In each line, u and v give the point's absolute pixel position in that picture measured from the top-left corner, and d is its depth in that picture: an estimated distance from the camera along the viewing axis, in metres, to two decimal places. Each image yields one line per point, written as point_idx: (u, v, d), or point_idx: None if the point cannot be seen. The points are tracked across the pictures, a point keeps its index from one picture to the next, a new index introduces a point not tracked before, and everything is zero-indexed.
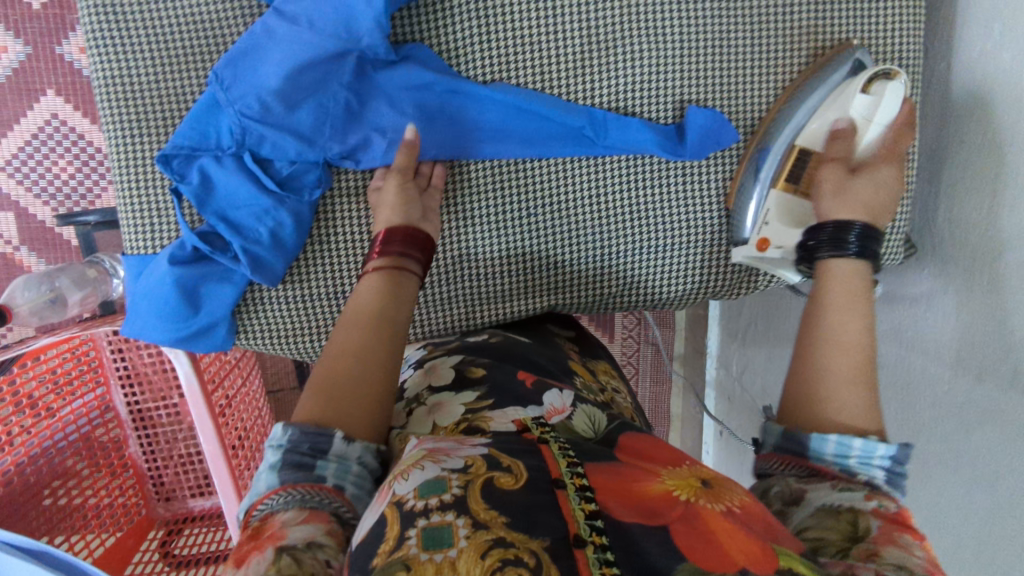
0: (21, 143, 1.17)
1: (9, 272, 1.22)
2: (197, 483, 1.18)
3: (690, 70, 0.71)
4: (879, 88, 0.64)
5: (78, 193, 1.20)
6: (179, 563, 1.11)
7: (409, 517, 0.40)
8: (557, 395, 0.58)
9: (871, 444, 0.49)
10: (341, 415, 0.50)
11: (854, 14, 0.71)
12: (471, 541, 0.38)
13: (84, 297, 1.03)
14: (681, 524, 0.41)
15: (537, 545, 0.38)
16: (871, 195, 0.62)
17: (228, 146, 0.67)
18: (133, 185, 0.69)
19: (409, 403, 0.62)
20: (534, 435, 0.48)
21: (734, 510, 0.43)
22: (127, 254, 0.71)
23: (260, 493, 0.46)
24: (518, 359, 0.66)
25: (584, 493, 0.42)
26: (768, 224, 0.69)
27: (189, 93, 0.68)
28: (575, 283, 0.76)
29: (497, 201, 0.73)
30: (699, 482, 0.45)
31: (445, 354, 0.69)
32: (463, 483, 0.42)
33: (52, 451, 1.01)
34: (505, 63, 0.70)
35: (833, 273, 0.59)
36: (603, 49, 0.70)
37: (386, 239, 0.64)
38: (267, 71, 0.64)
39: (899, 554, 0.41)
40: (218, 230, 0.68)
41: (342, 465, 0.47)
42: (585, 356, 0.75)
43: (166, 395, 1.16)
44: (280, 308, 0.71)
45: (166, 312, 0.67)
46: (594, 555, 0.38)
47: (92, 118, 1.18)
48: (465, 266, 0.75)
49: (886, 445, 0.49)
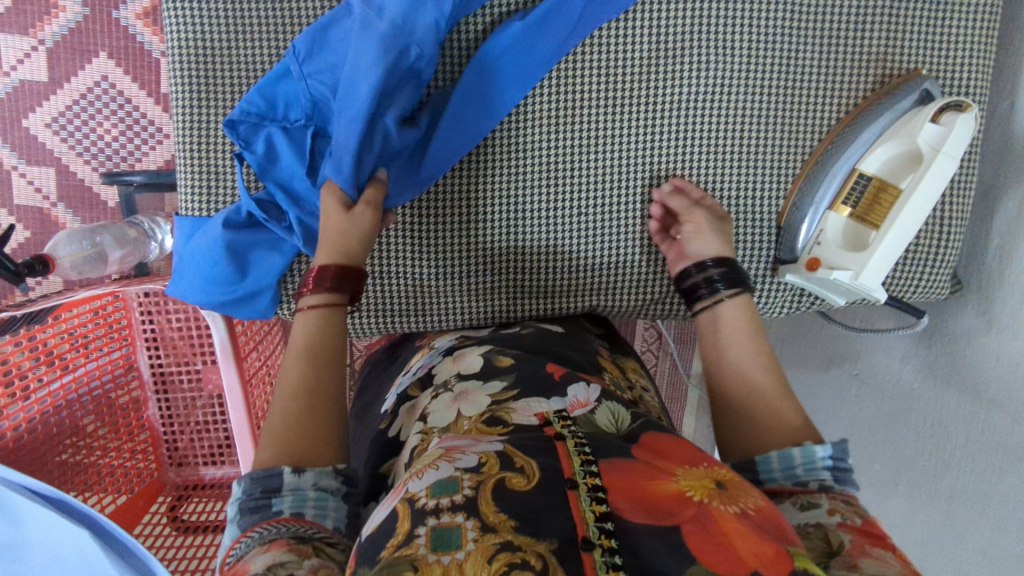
0: (69, 102, 1.19)
1: (44, 227, 1.23)
2: (210, 451, 1.18)
3: (750, 89, 0.71)
4: (950, 119, 0.63)
5: (120, 155, 1.22)
6: (186, 528, 1.11)
7: (420, 515, 0.41)
8: (583, 389, 0.57)
9: (810, 448, 0.53)
10: (293, 450, 0.52)
11: (926, 47, 0.71)
12: (478, 544, 0.38)
13: (125, 254, 1.04)
14: (693, 525, 0.40)
15: (544, 548, 0.38)
16: (709, 236, 0.69)
17: (298, 120, 0.68)
18: (193, 147, 0.70)
19: (436, 389, 0.62)
20: (555, 430, 0.48)
21: (749, 513, 0.42)
22: (180, 214, 0.72)
23: (228, 546, 0.48)
24: (546, 351, 0.66)
25: (595, 494, 0.42)
26: (822, 245, 0.69)
27: (261, 63, 0.69)
28: (557, 285, 0.77)
29: (488, 187, 0.73)
30: (714, 483, 0.44)
31: (474, 344, 0.70)
32: (475, 484, 0.42)
33: (75, 404, 1.01)
34: (575, 61, 0.71)
35: (728, 313, 0.65)
36: (670, 57, 0.70)
37: (318, 277, 0.62)
38: (342, 57, 0.65)
39: (876, 565, 0.42)
40: (274, 199, 0.69)
41: (298, 496, 0.49)
42: (614, 354, 0.75)
43: (189, 360, 1.17)
44: None
45: (215, 276, 0.68)
46: (601, 558, 0.38)
47: (142, 83, 1.20)
48: (510, 259, 0.76)
49: (824, 446, 0.53)
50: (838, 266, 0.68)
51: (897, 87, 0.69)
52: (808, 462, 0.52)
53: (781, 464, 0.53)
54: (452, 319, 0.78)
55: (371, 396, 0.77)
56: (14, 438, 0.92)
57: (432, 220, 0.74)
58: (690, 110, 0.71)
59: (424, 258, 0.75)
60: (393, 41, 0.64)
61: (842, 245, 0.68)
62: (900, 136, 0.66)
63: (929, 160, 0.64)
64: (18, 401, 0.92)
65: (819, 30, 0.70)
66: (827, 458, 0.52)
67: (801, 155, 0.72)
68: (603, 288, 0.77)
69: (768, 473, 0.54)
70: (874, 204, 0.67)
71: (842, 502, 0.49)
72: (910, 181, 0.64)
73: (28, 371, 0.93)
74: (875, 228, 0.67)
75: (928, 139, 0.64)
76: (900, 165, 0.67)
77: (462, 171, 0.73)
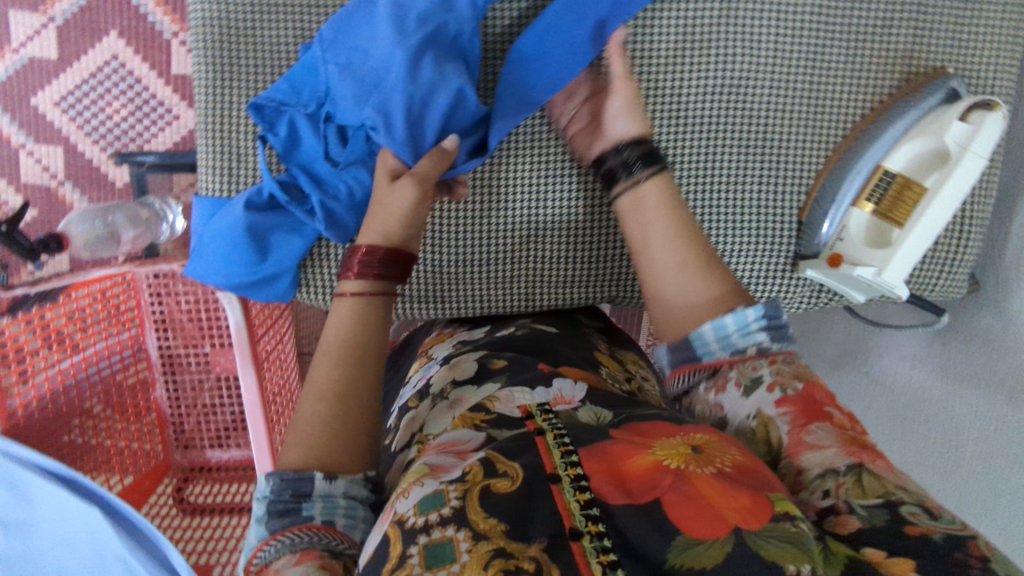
0: (78, 81, 1.18)
1: (52, 207, 1.22)
2: (217, 433, 1.19)
3: (787, 83, 0.71)
4: (978, 117, 0.63)
5: (127, 135, 1.21)
6: (192, 510, 1.14)
7: (411, 535, 0.40)
8: (569, 385, 0.57)
9: (741, 314, 0.52)
10: (324, 457, 0.52)
11: (955, 47, 0.71)
12: (473, 554, 0.37)
13: (137, 234, 1.04)
14: (672, 493, 0.39)
15: (535, 550, 0.37)
16: (633, 111, 0.65)
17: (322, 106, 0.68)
18: (217, 130, 0.70)
19: (433, 399, 0.62)
20: (535, 426, 0.47)
21: (726, 471, 0.41)
22: (200, 195, 0.72)
23: (253, 547, 0.48)
24: (539, 351, 0.66)
25: (578, 484, 0.41)
26: (844, 241, 0.69)
27: (286, 46, 0.69)
28: (592, 275, 0.77)
29: (529, 176, 0.73)
30: (690, 449, 0.43)
31: (469, 351, 0.69)
32: (461, 494, 0.41)
33: (83, 383, 1.00)
34: None
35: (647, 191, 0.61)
36: (695, 48, 0.70)
37: (365, 261, 0.61)
38: (370, 40, 0.64)
39: (820, 458, 0.44)
40: (297, 181, 0.69)
41: (328, 503, 0.49)
42: (612, 346, 0.75)
43: (197, 343, 1.16)
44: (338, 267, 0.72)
45: (234, 257, 0.68)
46: (591, 545, 0.38)
47: (152, 64, 1.19)
48: (529, 247, 0.76)
49: (755, 308, 0.52)
50: (858, 261, 0.68)
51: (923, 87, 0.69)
52: (744, 330, 0.52)
53: (718, 340, 0.52)
54: (469, 307, 0.78)
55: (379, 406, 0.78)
56: (25, 415, 0.91)
57: (472, 206, 0.74)
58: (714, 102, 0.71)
59: (442, 245, 0.75)
60: (427, 20, 0.64)
61: (865, 242, 0.68)
62: (925, 132, 0.66)
63: (957, 159, 0.63)
64: (19, 384, 0.89)
65: (850, 25, 0.70)
66: (759, 319, 0.52)
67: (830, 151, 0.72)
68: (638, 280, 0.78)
69: (707, 351, 0.53)
70: (897, 203, 0.67)
71: (782, 364, 0.50)
72: (935, 179, 0.64)
73: (24, 345, 0.89)
74: (899, 225, 0.66)
75: (956, 137, 0.64)
76: (923, 162, 0.66)
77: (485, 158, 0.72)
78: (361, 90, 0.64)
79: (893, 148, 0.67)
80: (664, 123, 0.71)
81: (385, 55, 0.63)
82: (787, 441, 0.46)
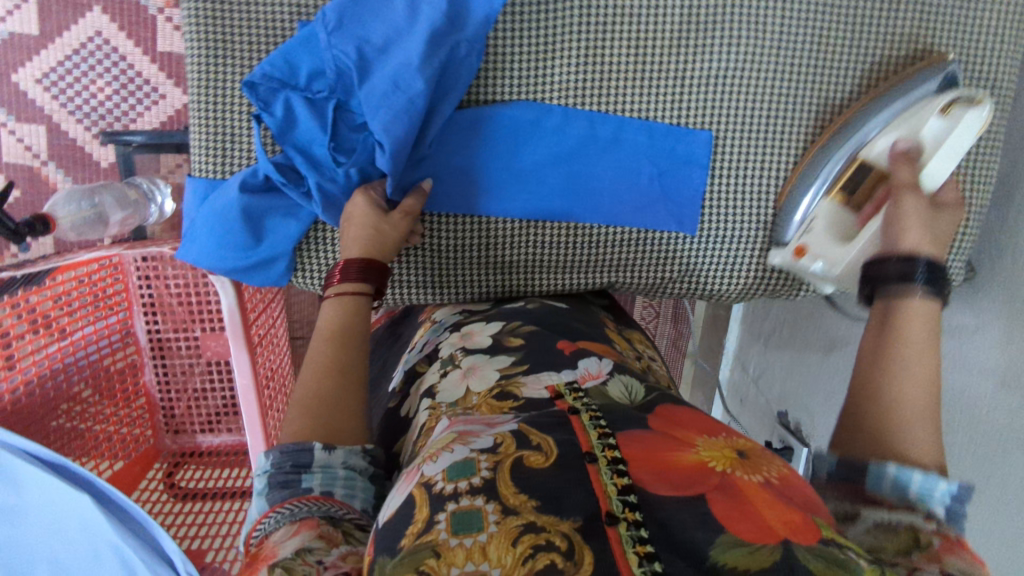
0: (61, 58, 1.15)
1: (35, 187, 1.19)
2: (208, 418, 1.18)
3: (792, 72, 0.72)
4: (956, 115, 0.64)
5: (114, 114, 1.18)
6: (184, 495, 1.12)
7: (439, 501, 0.39)
8: (595, 362, 0.57)
9: (932, 479, 0.46)
10: (321, 429, 0.52)
11: (958, 35, 0.72)
12: (502, 527, 0.37)
13: (124, 217, 1.02)
14: (718, 494, 0.39)
15: (568, 527, 0.37)
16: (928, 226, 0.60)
17: (321, 91, 0.67)
18: (210, 108, 0.68)
19: (444, 363, 0.62)
20: (568, 404, 0.48)
21: (773, 481, 0.41)
22: (193, 176, 0.70)
23: (254, 520, 0.47)
24: (558, 327, 0.65)
25: (617, 467, 0.40)
26: (811, 232, 0.68)
27: (281, 20, 0.67)
28: (588, 265, 0.76)
29: (528, 161, 0.73)
30: (736, 453, 0.43)
31: (479, 319, 0.69)
32: (492, 466, 0.41)
33: (71, 367, 0.98)
34: (605, 31, 0.70)
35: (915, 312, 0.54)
36: (703, 30, 0.71)
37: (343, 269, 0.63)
38: (379, 39, 0.65)
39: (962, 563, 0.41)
40: (292, 163, 0.68)
41: (328, 473, 0.49)
42: (619, 325, 0.74)
43: (187, 327, 1.13)
44: (320, 249, 0.71)
45: (228, 240, 0.68)
46: (628, 533, 0.36)
47: (137, 40, 1.15)
48: (531, 234, 0.75)
49: (948, 482, 0.45)
50: (826, 257, 0.67)
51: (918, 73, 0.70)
52: (924, 494, 0.46)
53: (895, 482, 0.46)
54: (466, 290, 0.77)
55: (376, 374, 0.77)
56: (12, 401, 0.90)
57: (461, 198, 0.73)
58: (721, 84, 0.72)
59: (444, 230, 0.74)
60: (438, 41, 0.65)
61: (831, 234, 0.67)
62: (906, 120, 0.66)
63: (930, 153, 0.65)
64: (5, 370, 0.88)
65: (857, 14, 0.71)
66: (947, 496, 0.45)
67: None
68: (635, 270, 0.77)
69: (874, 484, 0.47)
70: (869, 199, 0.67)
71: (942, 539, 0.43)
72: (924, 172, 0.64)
73: (11, 330, 0.88)
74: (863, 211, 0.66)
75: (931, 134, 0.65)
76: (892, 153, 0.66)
77: (492, 139, 0.72)
78: (365, 94, 0.65)
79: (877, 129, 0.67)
80: (668, 103, 0.73)
81: (396, 67, 0.65)
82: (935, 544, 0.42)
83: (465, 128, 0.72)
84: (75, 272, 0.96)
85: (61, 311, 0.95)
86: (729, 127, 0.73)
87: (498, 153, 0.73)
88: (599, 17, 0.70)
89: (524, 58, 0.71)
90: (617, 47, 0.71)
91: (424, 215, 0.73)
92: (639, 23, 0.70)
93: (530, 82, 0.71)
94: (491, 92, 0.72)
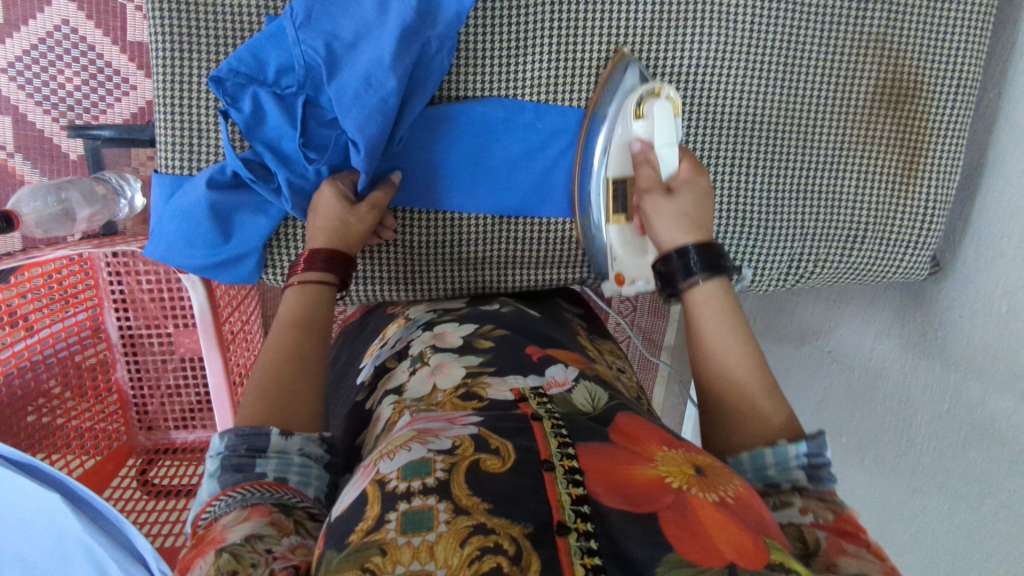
0: (27, 47, 1.12)
1: (2, 179, 1.17)
2: (182, 414, 1.16)
3: (760, 70, 0.73)
4: (649, 109, 0.67)
5: (82, 106, 1.15)
6: (158, 492, 1.11)
7: (390, 500, 0.40)
8: (561, 370, 0.57)
9: (782, 449, 0.50)
10: (279, 415, 0.52)
11: (923, 33, 0.73)
12: (451, 527, 0.37)
13: (93, 211, 1.01)
14: (671, 512, 0.40)
15: (518, 531, 0.37)
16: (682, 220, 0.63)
17: (289, 86, 0.66)
18: (175, 103, 0.67)
19: (414, 360, 0.62)
20: (531, 410, 0.48)
21: (727, 500, 0.42)
22: (159, 172, 0.70)
23: (204, 502, 0.47)
24: (530, 330, 0.66)
25: (572, 477, 0.41)
26: (617, 260, 0.71)
27: (248, 14, 0.66)
28: (551, 258, 0.77)
29: (501, 159, 0.73)
30: (693, 470, 0.44)
31: (453, 319, 0.69)
32: (448, 466, 0.41)
33: (40, 365, 0.96)
34: (576, 27, 0.70)
35: (701, 305, 0.60)
36: (673, 27, 0.71)
37: (307, 261, 0.63)
38: (351, 36, 0.65)
39: (856, 564, 0.40)
40: (261, 159, 0.67)
41: (283, 459, 0.49)
42: (591, 334, 0.75)
43: (159, 323, 1.11)
44: (287, 246, 0.71)
45: (197, 237, 0.67)
46: (577, 543, 0.37)
47: (106, 30, 1.13)
48: (500, 230, 0.75)
49: (796, 444, 0.49)
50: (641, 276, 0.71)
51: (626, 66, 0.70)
52: (784, 466, 0.49)
53: (755, 468, 0.51)
54: (435, 288, 0.77)
55: (343, 364, 0.77)
56: None
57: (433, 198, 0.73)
58: (691, 80, 0.73)
59: (416, 228, 0.74)
60: (409, 38, 0.65)
61: (631, 254, 0.70)
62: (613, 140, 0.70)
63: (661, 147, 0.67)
64: None
65: (825, 12, 0.72)
66: (802, 455, 0.49)
67: (807, 150, 0.76)
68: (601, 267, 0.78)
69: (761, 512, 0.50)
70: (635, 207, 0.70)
71: (816, 500, 0.47)
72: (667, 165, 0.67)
73: None
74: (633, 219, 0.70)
75: (635, 140, 0.68)
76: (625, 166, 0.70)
77: (466, 137, 0.72)
78: (334, 90, 0.64)
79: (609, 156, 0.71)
80: None
81: (366, 66, 0.64)
82: (823, 545, 0.43)
83: (437, 124, 0.71)
84: (45, 267, 0.95)
85: (28, 309, 0.94)
86: (701, 122, 0.74)
87: (470, 148, 0.73)
88: (570, 13, 0.70)
89: (495, 53, 0.70)
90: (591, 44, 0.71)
91: (395, 207, 0.73)
92: (612, 20, 0.70)
93: (503, 79, 0.71)
94: (464, 88, 0.71)
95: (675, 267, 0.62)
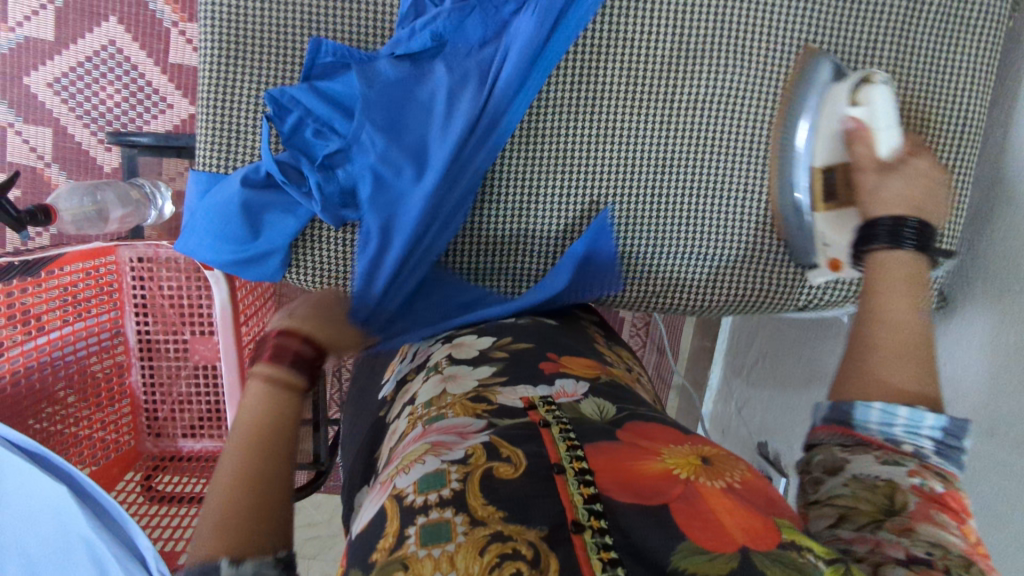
0: (74, 64, 1.18)
1: (37, 188, 1.21)
2: (191, 423, 1.16)
3: (772, 101, 0.78)
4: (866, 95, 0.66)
5: (121, 121, 1.21)
6: (161, 498, 1.11)
7: (409, 515, 0.41)
8: (572, 382, 0.57)
9: (920, 414, 0.49)
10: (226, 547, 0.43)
11: (929, 76, 0.78)
12: (469, 537, 0.38)
13: (125, 214, 1.04)
14: (681, 501, 0.40)
15: (534, 535, 0.38)
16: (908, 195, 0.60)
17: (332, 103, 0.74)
18: (216, 106, 0.74)
19: (428, 371, 0.63)
20: (539, 416, 0.49)
21: (735, 486, 0.43)
22: (195, 170, 0.76)
23: None
24: (542, 337, 0.67)
25: (583, 477, 0.42)
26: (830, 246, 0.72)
27: (292, 33, 0.74)
28: None
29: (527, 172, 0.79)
30: (700, 460, 0.45)
31: (471, 331, 0.70)
32: (462, 477, 0.42)
33: (59, 362, 0.98)
34: (603, 55, 0.76)
35: (885, 264, 0.57)
36: (689, 60, 0.77)
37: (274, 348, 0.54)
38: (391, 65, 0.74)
39: (934, 532, 0.42)
40: (296, 166, 0.73)
41: None
42: (609, 340, 0.76)
43: (177, 329, 1.13)
44: (312, 249, 0.76)
45: (228, 234, 0.72)
46: (592, 539, 0.38)
47: (149, 51, 1.19)
48: (525, 239, 0.80)
49: (936, 416, 0.49)
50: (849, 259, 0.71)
51: (819, 58, 0.75)
52: (913, 430, 0.49)
53: (881, 419, 0.50)
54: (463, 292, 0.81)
55: (363, 384, 0.78)
56: None
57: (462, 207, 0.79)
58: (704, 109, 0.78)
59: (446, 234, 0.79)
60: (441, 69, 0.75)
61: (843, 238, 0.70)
62: (825, 121, 0.68)
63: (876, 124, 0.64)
64: None
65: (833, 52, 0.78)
66: (937, 429, 0.49)
67: None
68: (619, 282, 0.83)
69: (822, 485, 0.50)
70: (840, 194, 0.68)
71: (934, 473, 0.47)
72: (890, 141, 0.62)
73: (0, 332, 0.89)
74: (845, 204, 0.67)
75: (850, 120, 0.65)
76: (837, 151, 0.67)
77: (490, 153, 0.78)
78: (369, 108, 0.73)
79: (815, 138, 0.70)
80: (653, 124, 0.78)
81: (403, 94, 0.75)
82: (911, 507, 0.44)
83: None
84: (72, 267, 0.98)
85: (51, 311, 0.96)
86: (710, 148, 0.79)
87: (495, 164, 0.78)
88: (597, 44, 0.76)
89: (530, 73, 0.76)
90: (613, 71, 0.77)
91: None
92: (636, 48, 0.77)
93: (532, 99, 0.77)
94: None
95: (881, 231, 0.58)
